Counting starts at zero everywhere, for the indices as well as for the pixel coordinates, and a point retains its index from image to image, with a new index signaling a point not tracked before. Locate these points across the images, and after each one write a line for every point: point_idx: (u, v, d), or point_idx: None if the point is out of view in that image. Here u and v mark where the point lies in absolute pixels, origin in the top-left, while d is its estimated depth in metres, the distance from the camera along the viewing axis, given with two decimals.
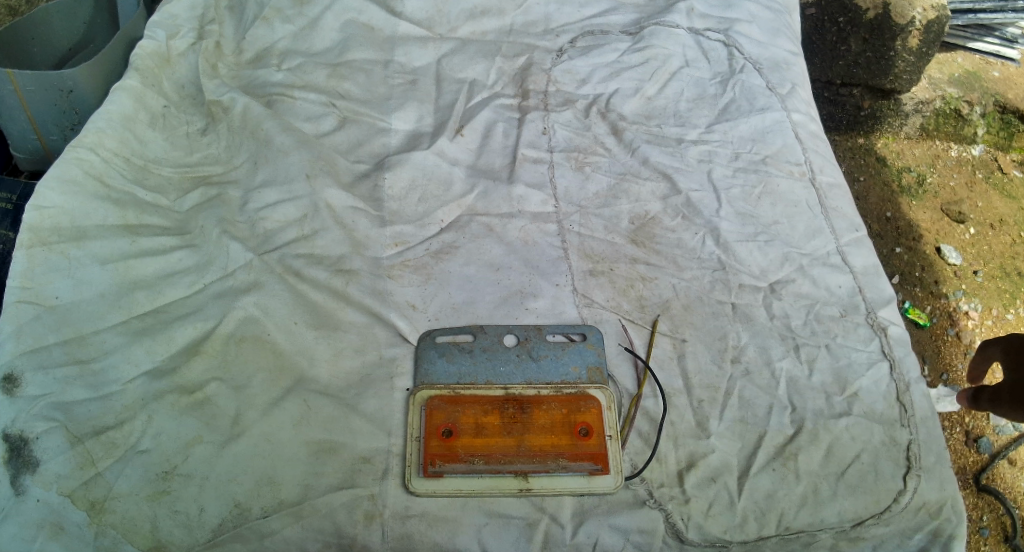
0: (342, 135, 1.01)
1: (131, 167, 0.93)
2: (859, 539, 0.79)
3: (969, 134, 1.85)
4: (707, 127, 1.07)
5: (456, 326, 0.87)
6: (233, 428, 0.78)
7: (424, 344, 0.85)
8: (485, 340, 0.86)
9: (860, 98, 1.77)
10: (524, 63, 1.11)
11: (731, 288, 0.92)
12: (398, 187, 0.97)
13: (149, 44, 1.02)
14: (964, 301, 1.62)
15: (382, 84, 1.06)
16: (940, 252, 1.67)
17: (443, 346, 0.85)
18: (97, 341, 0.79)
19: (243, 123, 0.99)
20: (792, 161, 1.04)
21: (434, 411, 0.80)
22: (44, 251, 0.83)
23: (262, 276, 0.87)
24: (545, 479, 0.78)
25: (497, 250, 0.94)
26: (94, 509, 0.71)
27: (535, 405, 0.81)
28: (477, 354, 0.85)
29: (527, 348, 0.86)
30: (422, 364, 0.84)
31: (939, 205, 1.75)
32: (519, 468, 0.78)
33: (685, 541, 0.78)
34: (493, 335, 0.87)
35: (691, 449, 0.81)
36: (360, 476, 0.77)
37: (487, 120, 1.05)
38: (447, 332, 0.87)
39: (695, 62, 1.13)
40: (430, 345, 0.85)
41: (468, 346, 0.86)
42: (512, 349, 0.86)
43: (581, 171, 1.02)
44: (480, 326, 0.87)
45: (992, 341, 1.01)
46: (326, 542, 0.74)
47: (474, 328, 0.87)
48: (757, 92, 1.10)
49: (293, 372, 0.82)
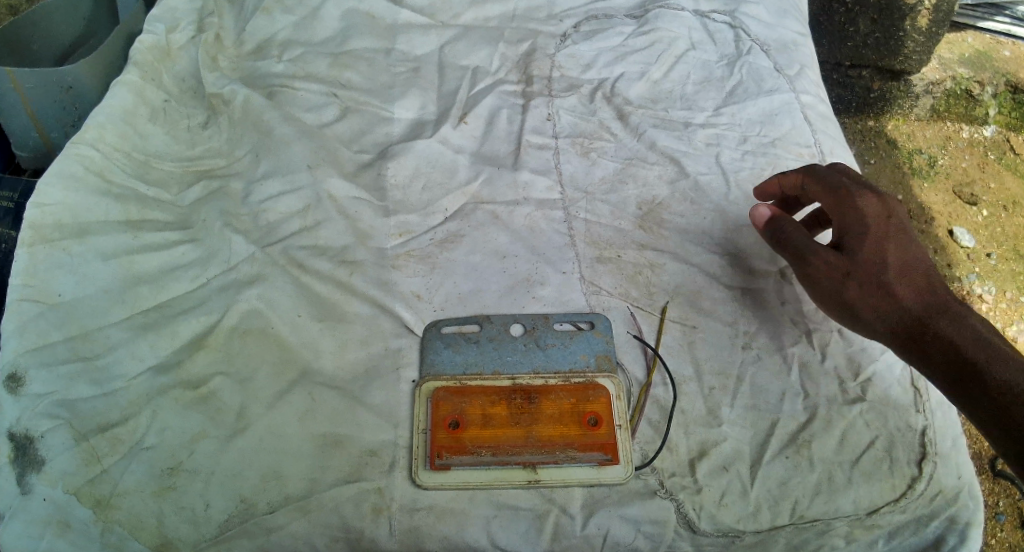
0: (344, 124, 1.00)
1: (132, 162, 0.92)
2: (876, 527, 0.78)
3: (980, 115, 1.81)
4: (714, 109, 1.05)
5: (462, 316, 0.86)
6: (238, 422, 0.77)
7: (429, 335, 0.84)
8: (491, 329, 0.85)
9: (869, 79, 1.75)
10: (528, 49, 1.09)
11: (741, 272, 0.91)
12: (401, 176, 0.95)
13: (147, 38, 1.00)
14: (978, 285, 1.58)
15: (384, 73, 1.05)
16: (952, 235, 1.64)
17: (448, 337, 0.84)
18: (101, 337, 0.78)
19: (244, 116, 0.98)
20: (801, 143, 1.02)
21: (440, 402, 0.78)
22: (45, 247, 0.81)
23: (265, 268, 0.86)
24: (553, 471, 0.76)
25: (503, 237, 0.93)
26: (101, 506, 0.70)
27: (543, 395, 0.79)
28: (483, 345, 0.84)
29: (534, 338, 0.84)
30: (427, 354, 0.83)
31: (951, 187, 1.72)
32: (527, 459, 0.76)
33: (697, 531, 0.76)
34: (499, 325, 0.85)
35: (703, 438, 0.80)
36: (367, 469, 0.76)
37: (491, 106, 1.03)
38: (452, 323, 0.85)
39: (701, 45, 1.11)
40: (435, 336, 0.84)
41: (474, 336, 0.84)
42: (518, 339, 0.84)
43: (587, 157, 1.00)
44: (486, 316, 0.86)
45: (863, 187, 0.82)
46: (334, 537, 0.73)
47: (480, 318, 0.86)
48: (765, 73, 1.08)
49: (297, 365, 0.81)
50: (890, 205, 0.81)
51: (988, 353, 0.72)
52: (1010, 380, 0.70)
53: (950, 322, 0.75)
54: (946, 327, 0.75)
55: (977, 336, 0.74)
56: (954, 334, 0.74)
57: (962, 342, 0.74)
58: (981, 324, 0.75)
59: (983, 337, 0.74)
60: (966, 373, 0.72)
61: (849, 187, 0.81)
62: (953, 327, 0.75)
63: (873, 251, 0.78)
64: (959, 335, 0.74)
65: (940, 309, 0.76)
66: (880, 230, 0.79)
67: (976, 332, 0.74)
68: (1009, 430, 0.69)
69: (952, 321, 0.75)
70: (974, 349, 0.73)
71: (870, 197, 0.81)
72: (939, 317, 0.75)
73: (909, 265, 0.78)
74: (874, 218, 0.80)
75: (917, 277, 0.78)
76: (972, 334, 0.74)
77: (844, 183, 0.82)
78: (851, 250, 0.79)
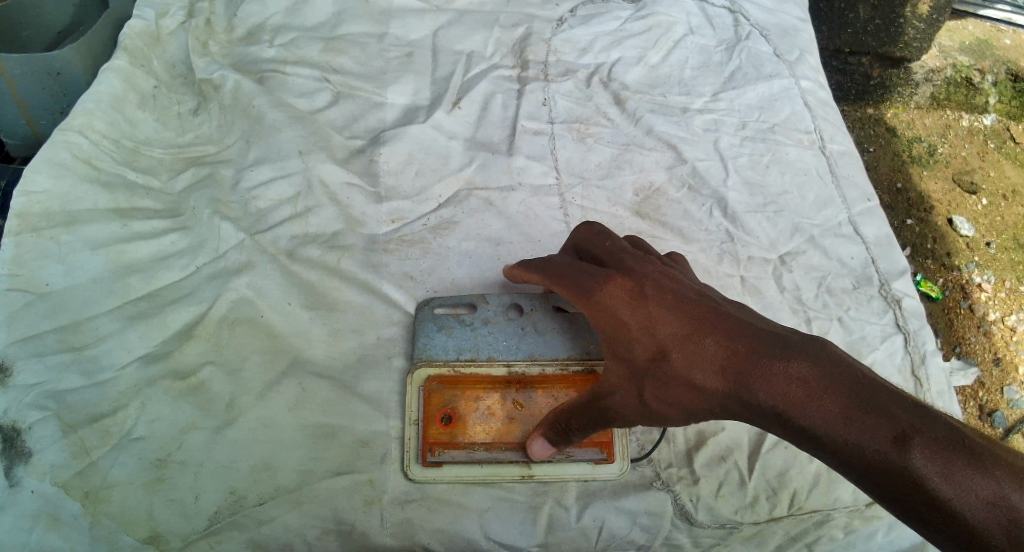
0: (336, 110, 0.98)
1: (122, 149, 0.90)
2: (876, 518, 0.78)
3: (980, 104, 1.79)
4: (713, 95, 1.03)
5: (456, 297, 0.83)
6: (229, 414, 0.75)
7: (421, 315, 0.82)
8: (487, 311, 0.82)
9: (869, 67, 1.74)
10: (523, 33, 1.07)
11: (739, 260, 0.91)
12: (394, 162, 0.94)
13: (136, 23, 0.98)
14: (977, 274, 1.56)
15: (377, 58, 1.03)
16: (951, 224, 1.61)
17: (442, 319, 0.82)
18: (90, 327, 0.77)
19: (235, 101, 0.96)
20: (801, 129, 1.02)
21: (433, 395, 0.77)
22: (33, 236, 0.79)
23: (254, 256, 0.84)
24: (547, 467, 0.75)
25: (497, 224, 0.91)
26: (89, 499, 0.69)
27: (538, 387, 0.78)
28: (478, 328, 0.81)
29: (531, 321, 0.82)
30: (419, 338, 0.81)
31: (951, 175, 1.69)
32: (521, 455, 0.75)
33: (694, 523, 0.75)
34: (495, 306, 0.82)
35: (701, 427, 0.79)
36: (359, 460, 0.75)
37: (486, 92, 1.01)
38: (446, 302, 0.83)
39: (700, 29, 1.09)
40: (428, 317, 0.82)
41: (469, 319, 0.82)
42: (515, 321, 0.82)
43: (583, 143, 0.99)
44: (481, 296, 0.83)
45: (607, 272, 0.68)
46: (325, 529, 0.72)
47: (474, 298, 0.83)
48: (765, 59, 1.07)
49: (288, 354, 0.79)
50: (637, 280, 0.67)
51: (820, 409, 0.56)
52: (852, 438, 0.54)
53: (763, 383, 0.58)
54: (761, 392, 0.58)
55: (802, 386, 0.57)
56: (773, 397, 0.58)
57: (785, 407, 0.57)
58: (801, 363, 0.58)
59: (804, 383, 0.57)
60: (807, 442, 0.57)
61: (591, 285, 0.68)
62: (771, 387, 0.58)
63: (643, 344, 0.64)
64: (778, 399, 0.57)
65: (747, 368, 0.59)
66: (640, 319, 0.64)
67: (798, 383, 0.57)
68: (884, 497, 0.54)
69: (766, 379, 0.58)
70: (803, 410, 0.56)
71: (613, 280, 0.67)
72: (750, 380, 0.59)
73: (690, 330, 0.63)
74: (625, 309, 0.65)
75: (705, 339, 0.62)
76: (793, 389, 0.57)
77: (584, 278, 0.68)
78: (625, 361, 0.65)
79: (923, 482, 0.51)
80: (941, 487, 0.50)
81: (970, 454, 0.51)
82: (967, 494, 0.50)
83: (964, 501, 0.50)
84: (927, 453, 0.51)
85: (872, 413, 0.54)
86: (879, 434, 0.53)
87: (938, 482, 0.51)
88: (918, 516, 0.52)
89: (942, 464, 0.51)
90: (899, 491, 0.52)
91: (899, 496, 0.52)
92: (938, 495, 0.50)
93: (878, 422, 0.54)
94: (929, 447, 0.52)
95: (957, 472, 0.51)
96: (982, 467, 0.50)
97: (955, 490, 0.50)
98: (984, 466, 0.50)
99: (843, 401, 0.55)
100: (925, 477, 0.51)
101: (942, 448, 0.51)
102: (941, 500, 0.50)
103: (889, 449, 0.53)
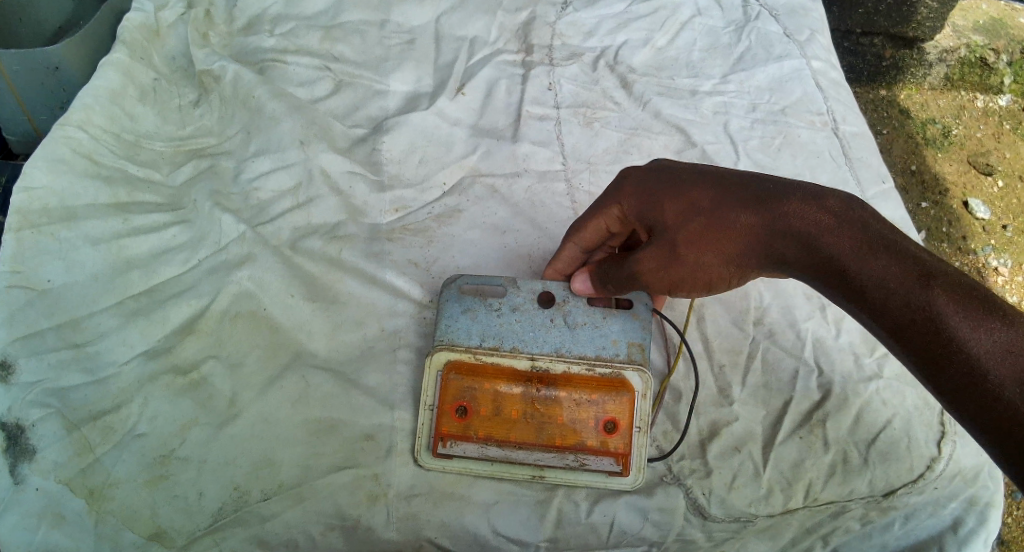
0: (338, 99, 0.96)
1: (121, 143, 0.88)
2: (893, 509, 0.75)
3: (994, 84, 1.74)
4: (722, 77, 1.01)
5: (487, 278, 0.78)
6: (230, 409, 0.74)
7: (446, 294, 0.77)
8: (517, 297, 0.77)
9: (882, 47, 1.72)
10: (527, 18, 1.05)
11: None
12: (397, 151, 0.92)
13: (135, 15, 0.96)
14: (994, 257, 1.53)
15: (377, 45, 1.01)
16: (967, 207, 1.57)
17: (468, 301, 0.77)
18: (92, 325, 0.76)
19: (234, 93, 0.94)
20: (812, 111, 0.99)
21: (449, 385, 0.71)
22: (33, 234, 0.78)
23: (254, 249, 0.83)
24: (560, 471, 0.72)
25: (502, 212, 0.90)
26: (93, 497, 0.68)
27: (562, 386, 0.71)
28: (505, 314, 0.76)
29: (562, 313, 0.76)
30: (442, 319, 0.76)
31: (966, 156, 1.65)
32: (534, 458, 0.71)
33: (708, 517, 0.74)
34: (525, 292, 0.77)
35: (712, 417, 0.78)
36: (362, 454, 0.74)
37: (489, 78, 0.99)
38: (476, 281, 0.78)
39: (707, 10, 1.07)
40: (454, 297, 0.77)
41: (495, 303, 0.77)
42: (546, 312, 0.77)
43: (589, 128, 0.97)
44: (512, 280, 0.78)
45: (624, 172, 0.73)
46: (329, 525, 0.71)
47: (505, 281, 0.78)
48: (774, 39, 1.04)
49: (289, 348, 0.78)
50: (658, 166, 0.71)
51: (851, 242, 0.60)
52: (878, 268, 0.58)
53: (798, 213, 0.62)
54: (794, 222, 0.62)
55: (835, 220, 0.61)
56: (805, 224, 0.61)
57: (816, 232, 0.61)
58: (836, 202, 0.62)
59: (836, 216, 0.61)
60: (830, 273, 0.61)
61: (605, 194, 0.73)
62: (805, 217, 0.61)
63: (676, 206, 0.66)
64: (811, 228, 0.61)
65: (779, 205, 0.63)
66: (670, 186, 0.67)
67: (834, 219, 0.61)
68: (895, 334, 0.58)
69: (799, 206, 0.62)
70: (832, 240, 0.60)
71: (632, 170, 0.72)
72: (783, 212, 0.62)
73: (725, 188, 0.65)
74: (655, 183, 0.69)
75: (738, 192, 0.65)
76: (824, 220, 0.61)
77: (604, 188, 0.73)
78: (661, 228, 0.67)
79: (939, 318, 0.55)
80: (959, 327, 0.54)
81: (990, 304, 0.55)
82: (983, 338, 0.54)
83: (975, 339, 0.54)
84: (950, 294, 0.55)
85: (897, 252, 0.58)
86: (906, 270, 0.57)
87: (957, 321, 0.54)
88: (924, 353, 0.56)
89: (961, 305, 0.55)
90: (911, 323, 0.56)
91: (911, 333, 0.56)
92: (954, 333, 0.54)
93: (904, 260, 0.58)
94: (951, 289, 0.56)
95: (974, 315, 0.54)
96: (1002, 318, 0.54)
97: (969, 329, 0.54)
98: (1006, 318, 0.54)
99: (873, 238, 0.60)
100: (943, 312, 0.55)
101: (961, 291, 0.56)
102: (955, 339, 0.54)
103: (913, 285, 0.57)
